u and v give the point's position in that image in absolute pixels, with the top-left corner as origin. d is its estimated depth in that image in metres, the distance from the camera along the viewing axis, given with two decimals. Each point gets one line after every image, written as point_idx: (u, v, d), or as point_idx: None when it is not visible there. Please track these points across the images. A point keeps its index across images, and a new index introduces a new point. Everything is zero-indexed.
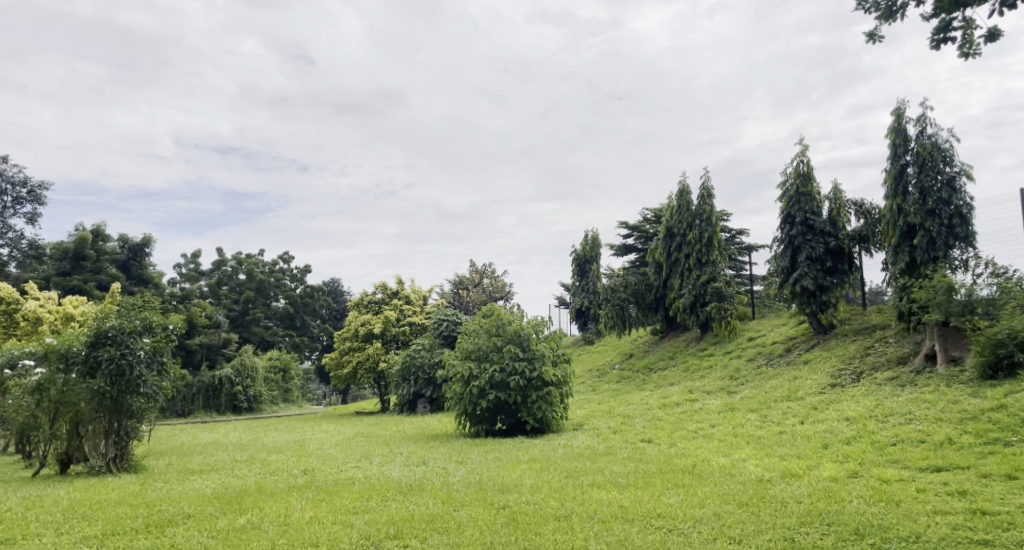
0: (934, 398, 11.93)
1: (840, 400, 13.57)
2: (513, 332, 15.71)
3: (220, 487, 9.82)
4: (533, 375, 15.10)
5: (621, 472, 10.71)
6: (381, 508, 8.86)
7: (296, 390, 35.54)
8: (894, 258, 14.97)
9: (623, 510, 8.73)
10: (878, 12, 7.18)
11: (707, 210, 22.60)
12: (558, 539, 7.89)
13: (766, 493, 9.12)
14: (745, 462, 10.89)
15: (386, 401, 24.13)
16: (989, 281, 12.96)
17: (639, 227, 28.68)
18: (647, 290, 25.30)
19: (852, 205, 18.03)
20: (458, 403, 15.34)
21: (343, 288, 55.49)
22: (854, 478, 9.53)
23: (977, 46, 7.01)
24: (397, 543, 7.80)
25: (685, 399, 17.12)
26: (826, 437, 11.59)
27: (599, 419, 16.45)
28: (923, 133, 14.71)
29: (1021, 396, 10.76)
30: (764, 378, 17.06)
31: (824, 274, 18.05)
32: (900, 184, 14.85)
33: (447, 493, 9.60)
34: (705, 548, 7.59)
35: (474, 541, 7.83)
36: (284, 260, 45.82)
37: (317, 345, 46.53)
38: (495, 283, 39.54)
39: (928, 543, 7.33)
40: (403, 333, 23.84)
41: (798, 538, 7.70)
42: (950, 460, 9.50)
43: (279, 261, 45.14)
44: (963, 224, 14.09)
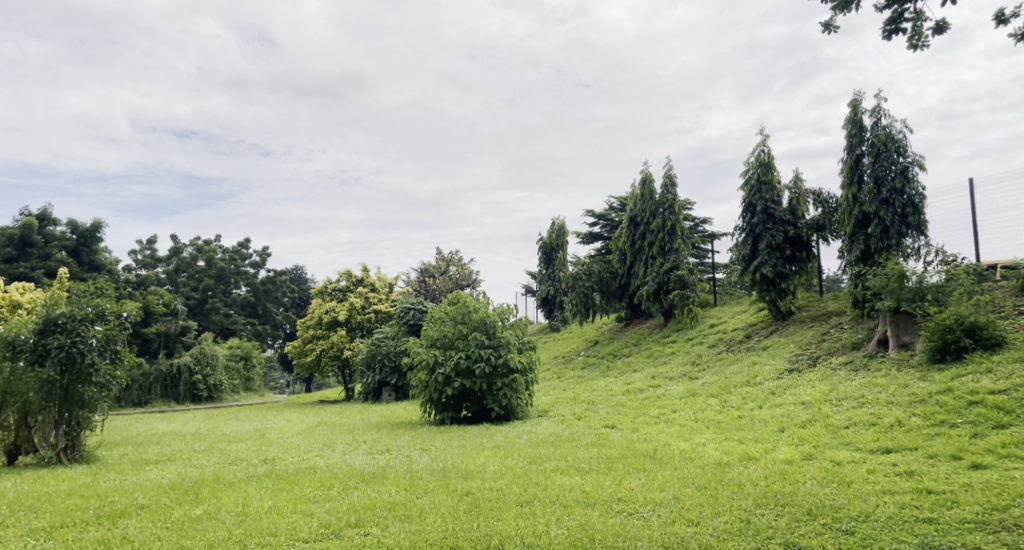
0: (885, 382, 12.29)
1: (797, 384, 13.91)
2: (479, 319, 15.76)
3: (176, 478, 9.75)
4: (498, 362, 15.22)
5: (585, 457, 10.89)
6: (342, 497, 8.90)
7: (258, 379, 35.19)
8: (850, 246, 15.31)
9: (585, 495, 8.89)
10: (833, 2, 7.36)
11: (671, 198, 22.91)
12: (520, 524, 8.01)
13: (724, 476, 9.35)
14: (704, 446, 11.14)
15: (351, 389, 24.07)
16: (939, 268, 13.35)
17: (606, 215, 29.03)
18: (612, 278, 25.58)
19: (811, 195, 18.34)
20: (423, 391, 15.38)
21: (307, 274, 54.91)
22: (808, 460, 9.82)
23: (925, 38, 7.26)
24: (359, 531, 7.87)
25: (647, 385, 17.39)
26: (782, 420, 11.90)
27: (564, 406, 16.61)
28: (878, 124, 15.05)
29: (968, 380, 11.13)
30: (724, 364, 17.40)
31: (783, 262, 18.42)
32: (856, 173, 15.19)
33: (410, 480, 9.67)
34: (664, 531, 7.76)
35: (435, 529, 7.92)
36: (245, 246, 45.34)
37: (281, 332, 46.21)
38: (462, 270, 39.60)
39: (876, 522, 7.58)
40: (369, 320, 23.73)
41: (753, 519, 7.92)
42: (900, 441, 9.82)
43: (240, 248, 44.74)
44: (915, 212, 14.45)
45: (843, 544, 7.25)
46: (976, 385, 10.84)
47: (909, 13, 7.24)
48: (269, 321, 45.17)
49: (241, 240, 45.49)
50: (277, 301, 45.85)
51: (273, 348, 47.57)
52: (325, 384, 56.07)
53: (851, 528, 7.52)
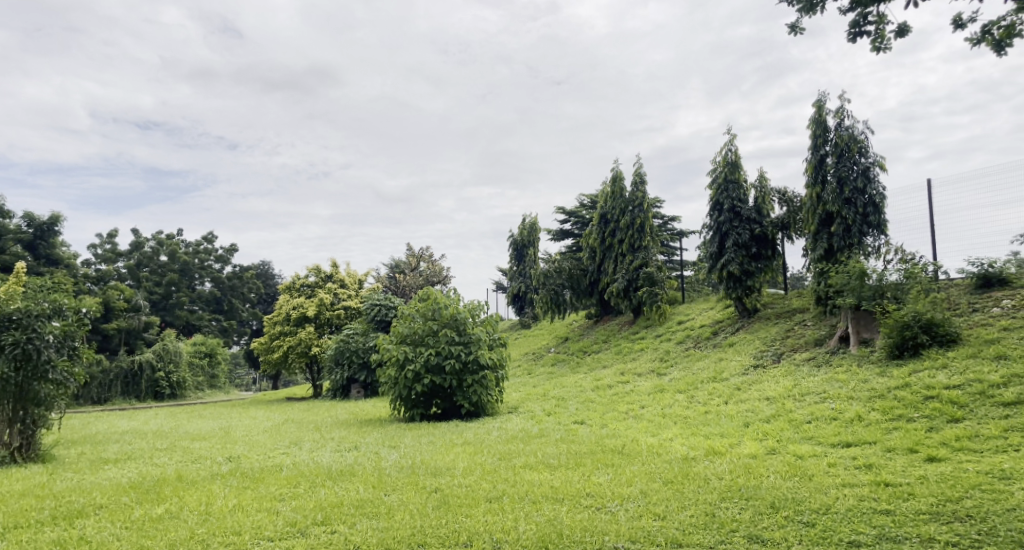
0: (846, 377, 12.56)
1: (762, 380, 14.15)
2: (449, 316, 15.77)
3: (137, 477, 9.63)
4: (469, 358, 15.26)
5: (554, 453, 10.97)
6: (308, 495, 8.89)
7: (223, 376, 34.82)
8: (813, 245, 15.58)
9: (554, 491, 8.97)
10: (799, 4, 7.50)
11: (641, 196, 23.15)
12: (489, 520, 8.06)
13: (690, 471, 9.50)
14: (672, 441, 11.29)
15: (319, 386, 23.94)
16: (898, 267, 13.66)
17: (576, 213, 29.24)
18: (582, 275, 25.79)
19: (776, 194, 18.62)
20: (393, 387, 15.38)
21: (275, 270, 54.40)
22: (771, 454, 10.01)
23: (888, 41, 7.44)
24: (325, 529, 7.88)
25: (617, 381, 17.57)
26: (747, 416, 12.09)
27: (535, 402, 16.73)
28: (841, 125, 15.33)
29: (924, 375, 11.42)
30: (691, 360, 17.62)
31: (750, 260, 18.68)
32: (820, 173, 15.44)
33: (378, 478, 9.67)
34: (631, 525, 7.87)
35: (403, 525, 7.95)
36: (209, 240, 44.82)
37: (246, 329, 45.81)
38: (433, 267, 39.47)
39: (836, 514, 7.77)
40: (337, 317, 23.61)
41: (718, 512, 8.06)
42: (859, 435, 10.06)
43: (204, 242, 44.24)
44: (876, 212, 14.76)
45: (803, 536, 7.41)
46: (932, 380, 11.13)
47: (872, 16, 7.41)
48: (234, 317, 44.68)
49: (206, 235, 44.89)
50: (242, 297, 45.42)
51: (238, 344, 47.11)
52: (290, 381, 55.74)
53: (812, 520, 7.70)
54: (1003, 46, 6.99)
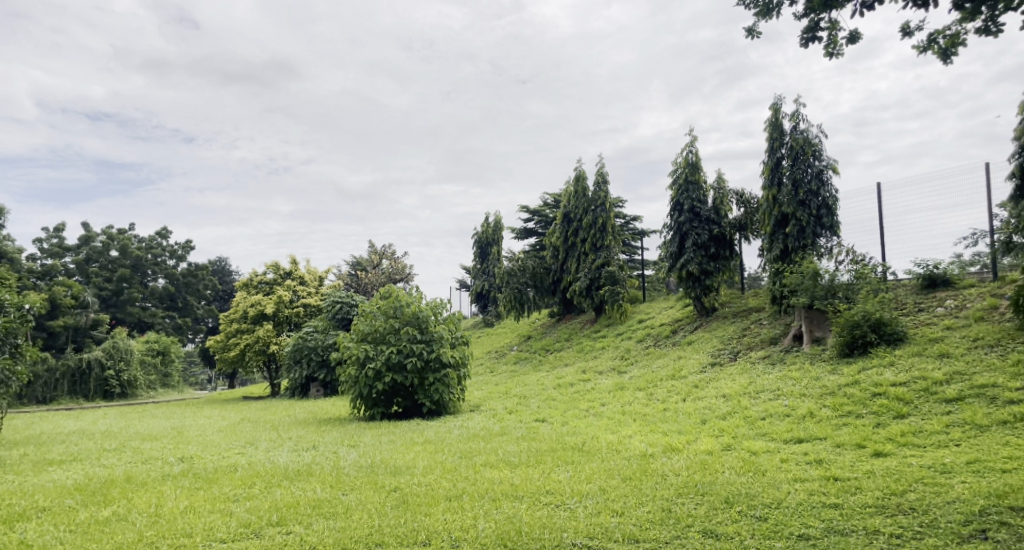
0: (799, 375, 12.82)
1: (719, 377, 14.38)
2: (411, 314, 15.72)
3: (83, 478, 9.44)
4: (430, 357, 15.25)
5: (514, 451, 11.03)
6: (264, 495, 8.80)
7: (176, 375, 34.22)
8: (769, 246, 15.86)
9: (513, 488, 9.01)
10: (755, 9, 7.63)
11: (603, 196, 23.33)
12: (448, 519, 8.07)
13: (648, 467, 9.62)
14: (631, 438, 11.42)
15: (277, 385, 23.67)
16: (849, 268, 14.01)
17: (540, 212, 29.39)
18: (545, 273, 25.93)
19: (734, 196, 18.93)
20: (353, 386, 15.27)
21: (232, 267, 53.64)
22: (726, 450, 10.19)
23: (840, 47, 7.61)
24: (279, 530, 7.82)
25: (578, 378, 17.70)
26: (704, 413, 12.28)
27: (496, 400, 16.78)
28: (796, 128, 15.64)
29: (873, 373, 11.71)
30: (651, 358, 17.83)
31: (708, 260, 18.95)
32: (775, 175, 15.72)
33: (336, 478, 9.61)
34: (589, 522, 7.94)
35: (360, 525, 7.92)
36: (163, 235, 44.02)
37: (202, 326, 45.10)
38: (395, 264, 39.26)
39: (787, 508, 7.93)
40: (296, 314, 23.38)
41: (674, 508, 8.18)
42: (811, 431, 10.28)
43: (158, 238, 43.46)
44: (829, 214, 15.10)
45: (755, 530, 7.55)
46: (880, 377, 11.42)
47: (824, 22, 7.58)
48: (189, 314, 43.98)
49: (160, 230, 44.08)
50: (197, 294, 44.72)
51: (193, 342, 46.36)
52: (247, 380, 55.07)
53: (764, 515, 7.85)
54: (949, 55, 7.17)
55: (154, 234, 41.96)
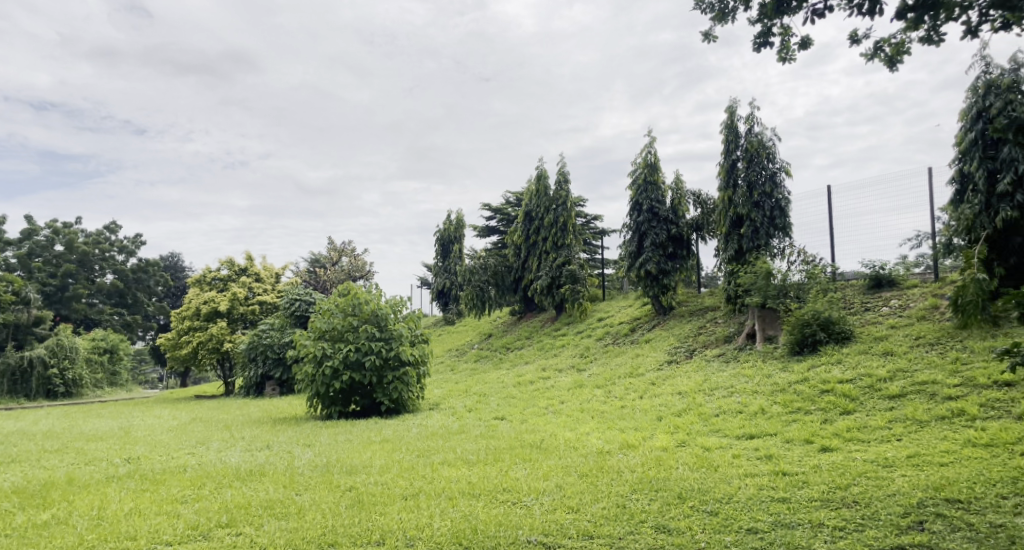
0: (752, 372, 13.02)
1: (675, 375, 14.55)
2: (370, 312, 15.61)
3: (23, 480, 9.19)
4: (389, 354, 15.18)
5: (472, 449, 11.01)
6: (214, 496, 8.67)
7: (125, 373, 33.46)
8: (725, 246, 16.08)
9: (470, 487, 9.00)
10: (711, 13, 7.72)
11: (564, 195, 23.44)
12: (403, 518, 8.02)
13: (604, 464, 9.69)
14: (588, 435, 11.50)
15: (231, 384, 23.28)
16: (800, 268, 14.30)
17: (502, 210, 29.42)
18: (507, 271, 25.98)
19: (692, 196, 19.17)
20: (310, 385, 15.06)
21: (184, 263, 52.63)
22: (681, 446, 10.31)
23: (792, 52, 7.74)
24: (229, 531, 7.71)
25: (538, 376, 17.75)
26: (660, 410, 12.41)
27: (456, 398, 16.74)
28: (752, 131, 15.88)
29: (822, 370, 11.96)
30: (609, 356, 17.95)
31: (666, 259, 19.14)
32: (731, 177, 15.94)
33: (289, 478, 9.50)
34: (545, 519, 7.97)
35: (313, 525, 7.84)
36: (111, 229, 43.00)
37: (152, 323, 44.17)
38: (355, 262, 38.98)
39: (738, 503, 8.05)
40: (252, 311, 23.07)
41: (629, 504, 8.25)
42: (762, 427, 10.45)
43: (106, 232, 42.47)
44: (782, 215, 15.38)
45: (706, 524, 7.65)
46: (828, 374, 11.66)
47: (777, 28, 7.70)
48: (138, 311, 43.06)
49: (109, 224, 43.07)
50: (148, 290, 43.80)
51: (143, 340, 45.38)
52: (200, 379, 54.08)
53: (715, 510, 7.96)
54: (895, 62, 7.35)
55: (101, 228, 40.98)
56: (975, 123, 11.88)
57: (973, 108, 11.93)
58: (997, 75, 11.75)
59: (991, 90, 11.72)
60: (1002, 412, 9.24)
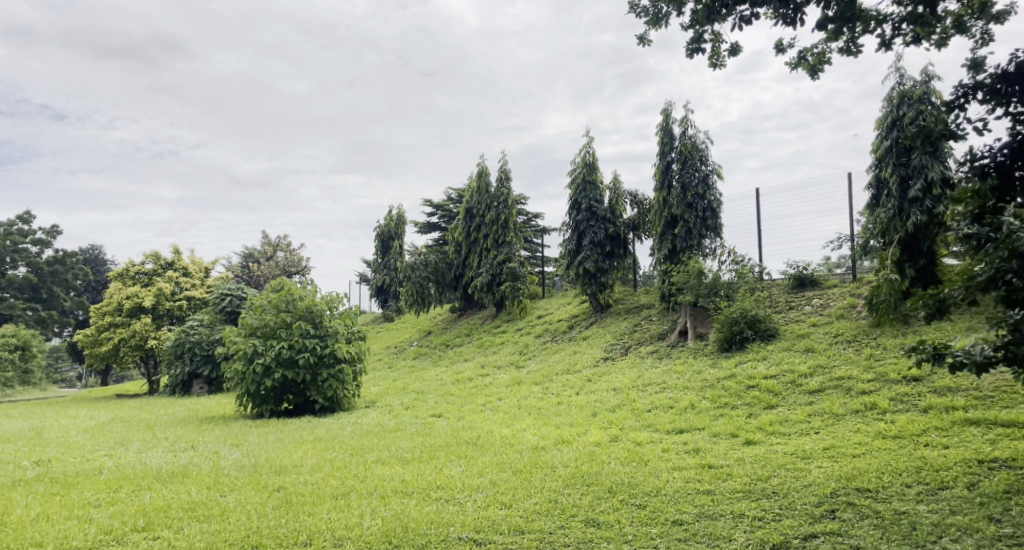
0: (683, 368, 13.24)
1: (611, 371, 14.68)
2: (305, 308, 15.31)
3: None
4: (324, 352, 14.92)
5: (408, 447, 10.89)
6: (131, 499, 8.36)
7: (39, 371, 32.06)
8: (659, 245, 16.29)
9: (404, 484, 8.90)
10: (645, 17, 7.78)
11: (505, 193, 23.45)
12: (331, 518, 7.87)
13: (538, 459, 9.71)
14: (524, 432, 11.50)
15: (155, 381, 22.54)
16: (730, 267, 14.61)
17: (443, 206, 29.29)
18: (447, 268, 25.86)
19: (628, 196, 19.41)
20: (239, 383, 14.66)
21: (106, 256, 50.77)
22: (614, 441, 10.40)
23: (722, 58, 7.85)
24: (145, 535, 7.44)
25: (477, 374, 17.70)
26: (595, 406, 12.50)
27: (393, 396, 16.57)
28: (686, 133, 16.14)
29: (749, 366, 12.24)
30: (547, 353, 18.01)
31: (604, 257, 19.32)
32: (666, 178, 16.17)
33: (214, 479, 9.22)
34: (477, 515, 7.93)
35: (236, 527, 7.63)
36: (25, 220, 41.17)
37: (69, 319, 42.48)
38: (290, 256, 38.30)
39: (665, 495, 8.15)
40: (179, 307, 22.44)
41: (561, 498, 8.27)
42: (691, 422, 10.63)
43: (19, 223, 40.66)
44: (713, 216, 15.68)
45: (634, 517, 7.71)
46: (754, 370, 11.94)
47: (708, 34, 7.81)
48: (54, 306, 41.36)
49: (24, 215, 41.26)
50: (64, 284, 42.13)
51: (60, 336, 43.61)
52: (122, 377, 52.26)
53: (644, 503, 8.04)
54: (817, 71, 7.53)
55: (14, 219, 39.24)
56: (890, 131, 12.28)
57: (888, 117, 12.35)
58: (910, 86, 12.20)
59: (905, 100, 12.17)
60: (910, 406, 9.59)
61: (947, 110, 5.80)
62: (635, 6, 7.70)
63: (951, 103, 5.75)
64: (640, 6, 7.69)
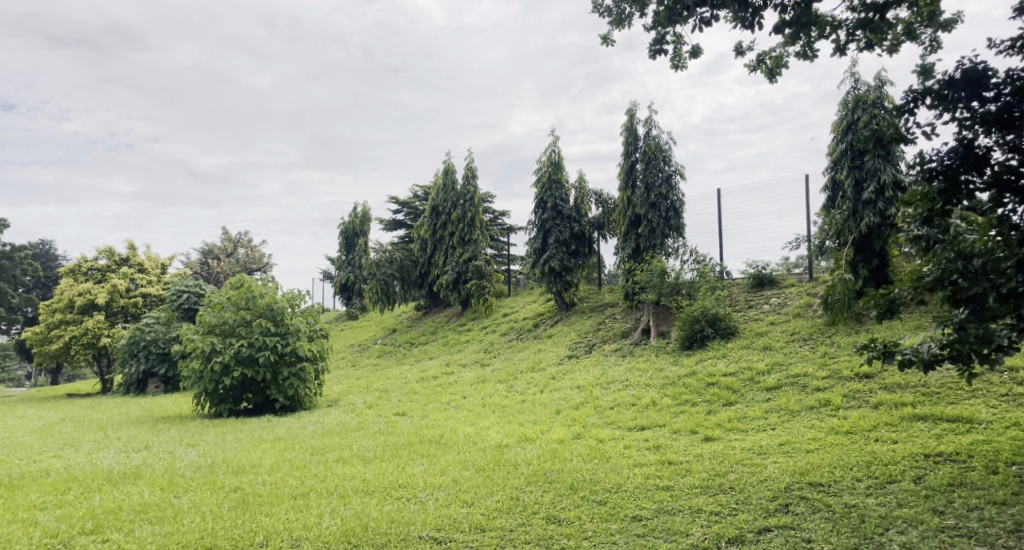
0: (646, 366, 13.30)
1: (574, 369, 14.68)
2: (265, 306, 15.06)
3: None
4: (285, 350, 14.69)
5: (370, 446, 10.75)
6: (80, 501, 8.13)
7: None
8: (623, 244, 16.35)
9: (365, 483, 8.79)
10: (608, 17, 7.76)
11: (471, 190, 23.36)
12: (288, 518, 7.74)
13: (501, 457, 9.66)
14: (488, 430, 11.45)
15: (108, 381, 22.03)
16: (692, 266, 14.72)
17: (409, 204, 29.10)
18: (412, 266, 25.69)
19: (593, 195, 19.46)
20: (196, 382, 14.36)
21: (57, 251, 49.50)
22: (577, 439, 10.39)
23: (683, 60, 7.87)
24: (94, 538, 7.24)
25: (442, 372, 17.58)
26: (559, 403, 12.50)
27: (356, 394, 16.39)
28: (650, 134, 16.21)
29: (709, 363, 12.34)
30: (512, 351, 17.97)
31: (569, 256, 19.34)
32: (630, 178, 16.22)
33: (168, 480, 9.01)
34: (439, 513, 7.86)
35: (190, 529, 7.46)
36: None
37: (18, 316, 41.32)
38: (251, 253, 37.78)
39: (625, 492, 8.16)
40: (134, 304, 21.98)
41: (523, 496, 8.24)
42: (653, 419, 10.67)
43: None
44: (676, 216, 15.79)
45: (595, 514, 7.70)
46: (714, 368, 12.03)
47: (670, 36, 7.82)
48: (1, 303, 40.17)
49: None
50: (13, 280, 40.96)
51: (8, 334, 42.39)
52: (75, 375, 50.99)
53: (604, 499, 8.04)
54: (774, 75, 7.58)
55: None
56: (845, 134, 12.46)
57: (843, 121, 12.54)
58: (864, 91, 12.40)
59: (859, 104, 12.36)
60: (862, 402, 9.74)
61: (897, 114, 5.86)
62: (598, 6, 7.67)
63: (901, 108, 5.82)
64: (603, 6, 7.67)
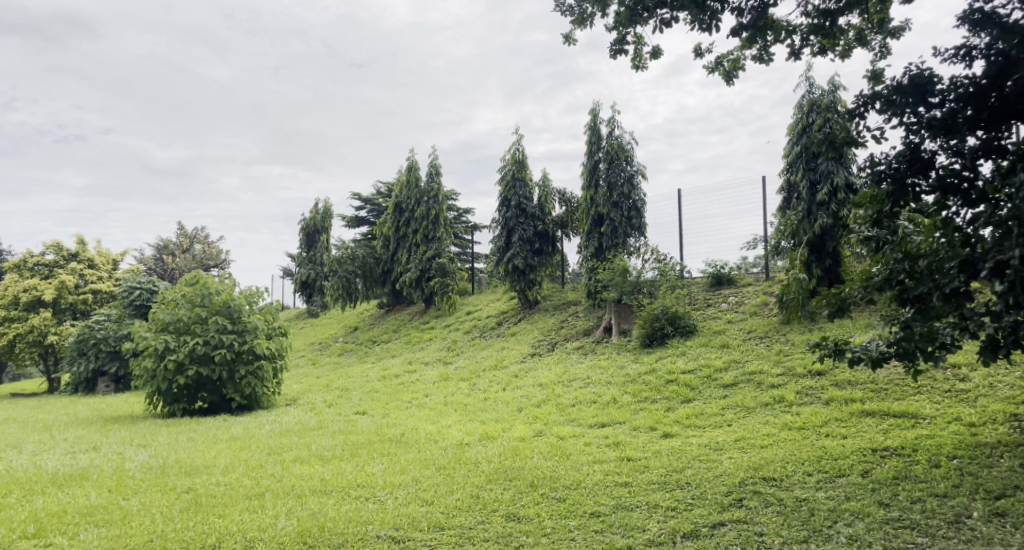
0: (607, 364, 13.32)
1: (537, 367, 14.64)
2: (221, 303, 14.72)
3: None
4: (243, 348, 14.38)
5: (329, 445, 10.57)
6: (22, 505, 7.85)
7: None
8: (586, 242, 16.35)
9: (323, 483, 8.63)
10: (570, 16, 7.72)
11: (435, 188, 23.19)
12: (242, 519, 7.56)
13: (462, 456, 9.57)
14: (449, 428, 11.34)
15: (55, 380, 21.42)
16: (653, 265, 14.79)
17: (371, 201, 28.82)
18: (375, 263, 25.44)
19: (557, 194, 19.45)
20: (149, 381, 14.01)
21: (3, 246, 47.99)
22: (538, 436, 10.35)
23: (644, 60, 7.87)
24: (35, 543, 6.99)
25: (404, 370, 17.41)
26: (521, 401, 12.44)
27: (316, 393, 16.14)
28: (612, 134, 16.24)
29: (669, 361, 12.40)
30: (475, 349, 17.87)
31: (532, 254, 19.31)
32: (593, 177, 16.24)
33: (117, 481, 8.75)
34: (397, 512, 7.74)
35: (139, 531, 7.24)
36: None
37: None
38: (208, 249, 37.15)
39: (584, 489, 8.12)
40: (83, 301, 21.42)
41: (482, 494, 8.16)
42: (613, 416, 10.67)
43: None
44: (638, 215, 15.84)
45: (554, 511, 7.66)
46: (674, 365, 12.09)
47: (631, 36, 7.81)
48: None
49: None
50: None
51: None
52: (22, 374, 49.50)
53: (563, 496, 8.01)
54: (732, 77, 7.62)
55: None
56: (801, 136, 12.61)
57: (799, 124, 12.70)
58: (819, 95, 12.56)
59: (814, 107, 12.52)
60: (815, 398, 9.85)
61: (848, 117, 5.91)
62: (561, 5, 7.63)
63: (852, 111, 5.87)
64: (565, 4, 7.63)
